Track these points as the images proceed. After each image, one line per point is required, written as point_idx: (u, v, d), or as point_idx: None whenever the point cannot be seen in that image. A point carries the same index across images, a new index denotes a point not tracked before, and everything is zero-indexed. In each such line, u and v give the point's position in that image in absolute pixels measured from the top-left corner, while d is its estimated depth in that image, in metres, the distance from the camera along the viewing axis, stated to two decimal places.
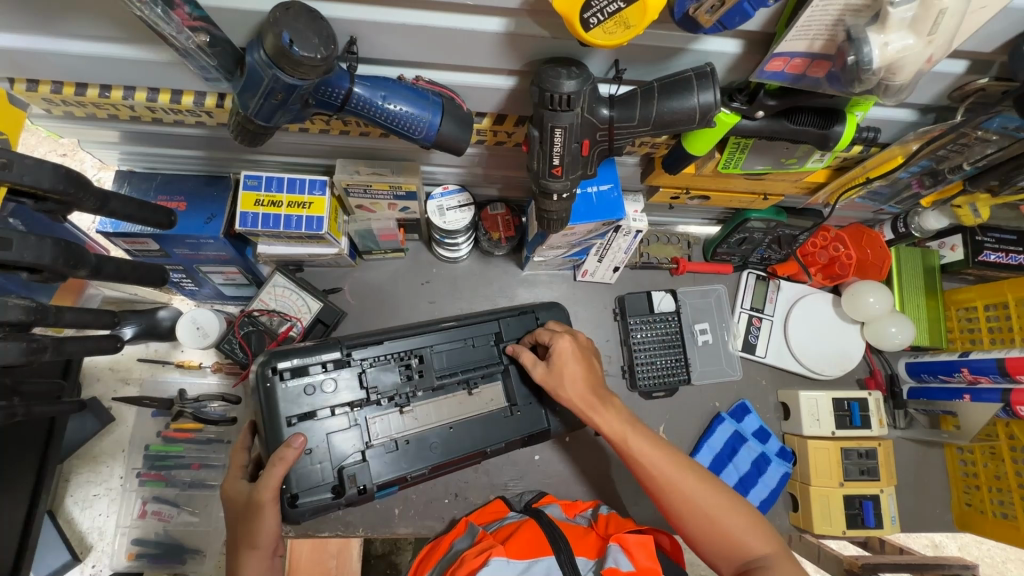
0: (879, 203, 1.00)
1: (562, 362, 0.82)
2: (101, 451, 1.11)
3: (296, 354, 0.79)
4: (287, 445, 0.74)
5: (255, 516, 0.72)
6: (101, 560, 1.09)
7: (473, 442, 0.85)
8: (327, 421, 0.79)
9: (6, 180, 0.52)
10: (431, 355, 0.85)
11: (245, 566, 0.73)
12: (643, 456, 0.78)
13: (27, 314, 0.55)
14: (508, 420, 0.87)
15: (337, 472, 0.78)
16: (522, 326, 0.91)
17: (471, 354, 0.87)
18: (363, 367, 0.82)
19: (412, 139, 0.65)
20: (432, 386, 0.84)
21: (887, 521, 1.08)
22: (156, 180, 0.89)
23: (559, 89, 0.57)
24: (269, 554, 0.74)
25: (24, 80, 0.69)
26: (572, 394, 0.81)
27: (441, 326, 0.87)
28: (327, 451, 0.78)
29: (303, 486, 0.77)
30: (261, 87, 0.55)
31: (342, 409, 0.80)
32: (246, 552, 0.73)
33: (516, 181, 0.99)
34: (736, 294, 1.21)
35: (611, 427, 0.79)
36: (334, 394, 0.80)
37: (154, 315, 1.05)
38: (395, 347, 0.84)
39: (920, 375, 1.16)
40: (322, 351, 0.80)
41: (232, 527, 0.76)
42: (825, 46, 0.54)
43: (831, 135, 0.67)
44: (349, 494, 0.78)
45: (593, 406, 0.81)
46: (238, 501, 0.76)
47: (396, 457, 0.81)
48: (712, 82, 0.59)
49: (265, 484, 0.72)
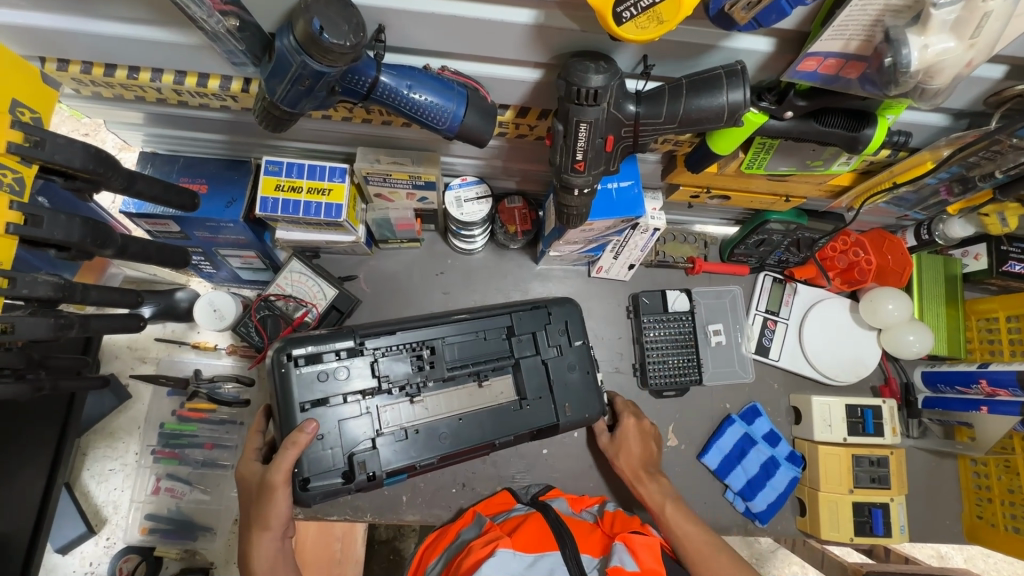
0: (904, 209, 0.98)
1: (623, 438, 1.01)
2: (117, 427, 1.14)
3: (311, 341, 0.79)
4: (300, 429, 0.75)
5: (268, 498, 0.74)
6: (115, 533, 1.11)
7: (483, 434, 0.85)
8: (341, 408, 0.80)
9: (38, 158, 0.53)
10: (443, 347, 0.85)
11: (256, 545, 0.75)
12: (679, 530, 0.90)
13: (55, 291, 0.57)
14: (517, 414, 0.87)
15: (347, 458, 0.79)
16: (535, 320, 0.91)
17: (482, 347, 0.87)
18: (376, 356, 0.82)
19: (436, 129, 0.65)
20: (443, 377, 0.84)
21: (896, 531, 1.07)
22: (179, 163, 0.90)
23: (587, 83, 0.56)
24: (279, 535, 0.76)
25: (55, 59, 0.69)
26: (625, 466, 1.00)
27: (453, 318, 0.87)
28: (339, 437, 0.79)
29: (314, 470, 0.78)
30: (289, 73, 0.56)
31: (354, 397, 0.81)
32: (258, 533, 0.75)
33: (535, 174, 0.99)
34: (752, 296, 1.20)
35: (652, 498, 0.95)
36: (347, 381, 0.81)
37: (171, 297, 1.09)
38: (407, 338, 0.84)
39: (936, 385, 1.14)
40: (336, 339, 0.80)
41: (245, 507, 0.78)
42: (861, 46, 0.53)
43: (861, 138, 0.66)
44: (358, 480, 0.79)
45: (640, 478, 0.98)
46: (251, 482, 0.77)
47: (405, 446, 0.81)
48: (742, 80, 0.58)
49: (277, 467, 0.73)
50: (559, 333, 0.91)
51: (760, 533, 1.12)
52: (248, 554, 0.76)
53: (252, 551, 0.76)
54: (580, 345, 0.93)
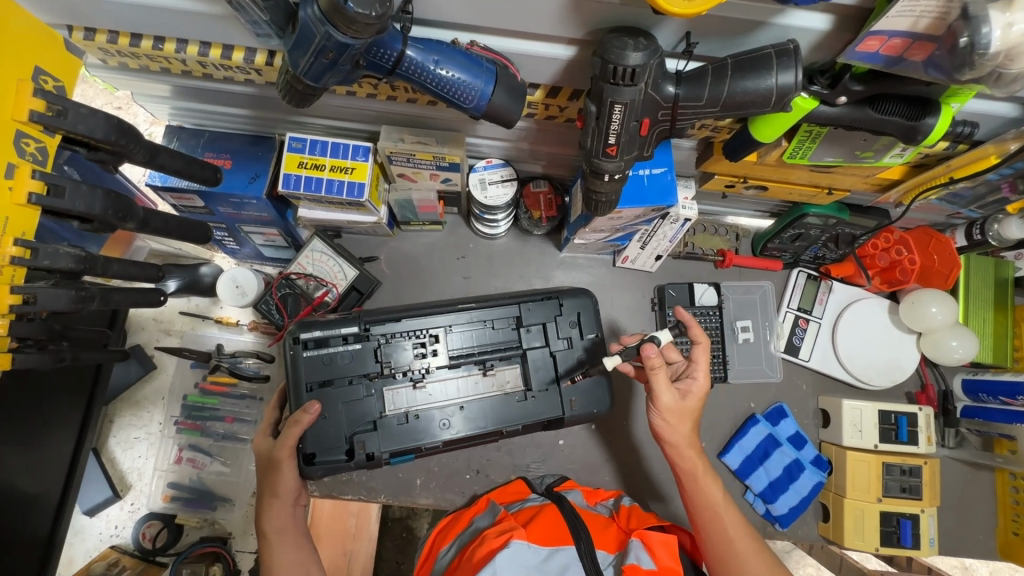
0: (958, 206, 0.92)
1: (692, 401, 0.84)
2: (143, 397, 1.16)
3: (318, 326, 0.80)
4: (304, 410, 0.75)
5: (275, 470, 0.77)
6: (139, 499, 1.13)
7: (486, 422, 0.83)
8: (345, 390, 0.79)
9: (59, 128, 0.52)
10: (448, 335, 0.84)
11: (268, 514, 0.78)
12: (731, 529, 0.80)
13: (77, 263, 0.56)
14: (522, 405, 0.84)
15: (348, 438, 0.79)
16: (545, 311, 0.87)
17: (489, 336, 0.85)
18: (381, 342, 0.81)
19: (462, 108, 0.62)
20: (448, 365, 0.83)
21: (925, 543, 1.03)
22: (204, 137, 0.89)
23: (625, 61, 0.53)
24: (289, 504, 0.78)
25: (82, 28, 0.68)
26: (681, 431, 0.84)
27: (458, 307, 0.85)
28: (343, 417, 0.79)
29: (319, 445, 0.78)
30: (312, 45, 0.53)
31: (358, 380, 0.80)
32: (269, 502, 0.78)
33: (562, 158, 0.96)
34: (784, 292, 1.16)
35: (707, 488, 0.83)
36: (351, 365, 0.80)
37: (196, 271, 1.09)
38: (412, 325, 0.83)
39: (977, 395, 1.08)
40: (343, 325, 0.80)
41: (259, 477, 0.81)
42: (931, 26, 0.48)
43: (920, 128, 0.61)
44: (358, 459, 0.78)
45: (700, 461, 0.84)
46: (262, 456, 0.80)
47: (409, 429, 0.80)
48: (795, 61, 0.54)
49: (282, 442, 0.76)
50: (570, 324, 0.88)
51: (779, 536, 1.09)
52: (260, 522, 0.78)
53: (263, 519, 0.78)
54: (593, 337, 0.89)
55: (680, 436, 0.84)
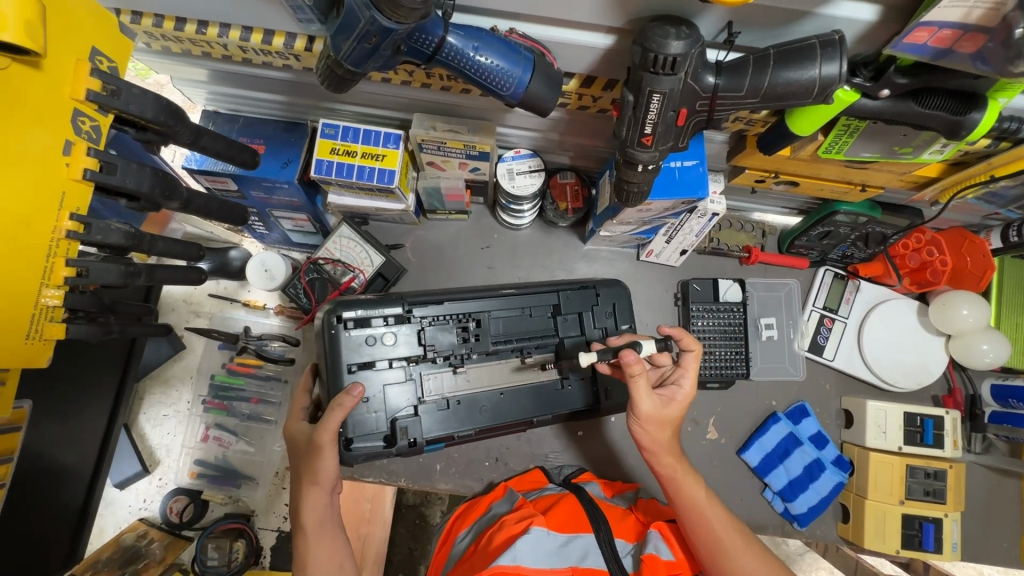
0: (996, 206, 0.90)
1: (672, 409, 0.80)
2: (171, 375, 1.19)
3: (360, 305, 0.79)
4: (346, 392, 0.74)
5: (315, 455, 0.74)
6: (167, 475, 1.16)
7: (521, 410, 0.83)
8: (386, 372, 0.80)
9: (113, 107, 0.54)
10: (488, 321, 0.84)
11: (306, 498, 0.76)
12: (718, 527, 0.79)
13: (126, 239, 0.58)
14: (556, 394, 0.85)
15: (389, 422, 0.79)
16: (582, 300, 0.88)
17: (527, 323, 0.86)
18: (422, 325, 0.82)
19: (499, 95, 0.63)
20: (487, 350, 0.83)
21: (948, 548, 1.02)
22: (239, 122, 0.91)
23: (666, 50, 0.52)
24: (327, 491, 0.76)
25: (130, 12, 0.70)
26: (655, 435, 0.81)
27: (500, 293, 0.85)
28: (382, 401, 0.79)
29: (358, 431, 0.78)
30: (356, 30, 0.54)
31: (399, 363, 0.81)
32: (308, 488, 0.76)
33: (591, 150, 0.96)
34: (809, 290, 1.15)
35: (691, 487, 0.81)
36: (395, 347, 0.81)
37: (225, 255, 1.11)
38: (454, 309, 0.83)
39: (1007, 400, 1.05)
40: (385, 306, 0.80)
41: (293, 462, 0.79)
42: (984, 17, 0.47)
43: (965, 123, 0.60)
44: (400, 445, 0.78)
45: (680, 466, 0.82)
46: (298, 440, 0.78)
47: (446, 416, 0.81)
48: (839, 52, 0.54)
49: (323, 427, 0.73)
50: (605, 315, 0.89)
51: (796, 535, 1.08)
52: (298, 506, 0.77)
53: (301, 502, 0.77)
54: (627, 329, 0.90)
55: (658, 442, 0.82)
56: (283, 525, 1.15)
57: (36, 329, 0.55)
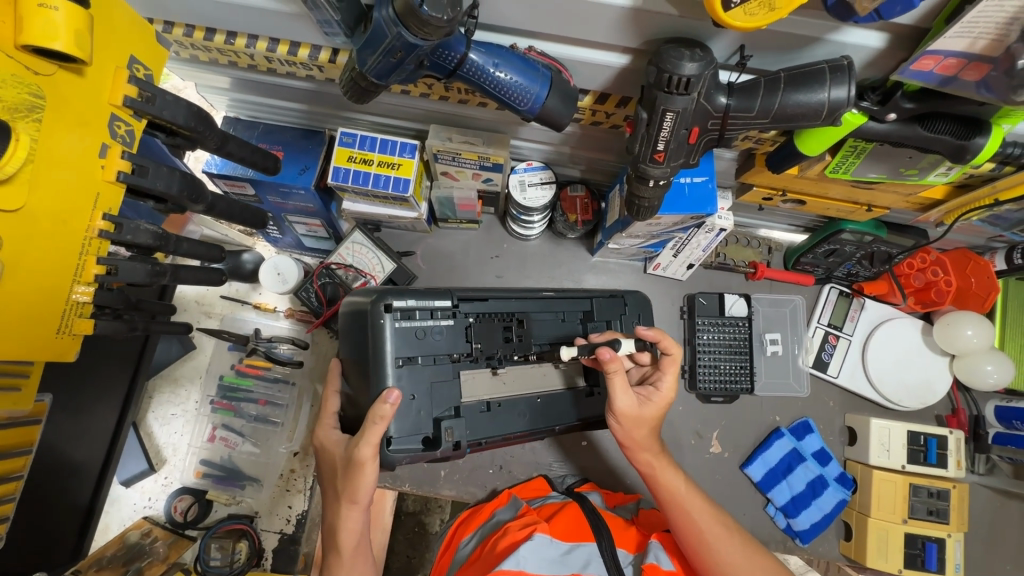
0: (1000, 228, 0.91)
1: (649, 410, 0.79)
2: (181, 374, 1.20)
3: (411, 294, 0.71)
4: (382, 400, 0.65)
5: (355, 471, 0.68)
6: (173, 474, 1.17)
7: (554, 417, 0.79)
8: (433, 369, 0.72)
9: (147, 112, 0.56)
10: (530, 322, 0.79)
11: (344, 516, 0.72)
12: (702, 525, 0.78)
13: (154, 240, 0.61)
14: (585, 401, 0.82)
15: (432, 422, 0.71)
16: (612, 309, 0.86)
17: (561, 328, 0.82)
18: (468, 322, 0.75)
19: (516, 110, 0.65)
20: (529, 353, 0.78)
21: (950, 568, 1.01)
22: (259, 129, 0.93)
23: (680, 70, 0.54)
24: (365, 508, 0.72)
25: (162, 21, 0.73)
26: (632, 433, 0.80)
27: (541, 294, 0.81)
28: (428, 399, 0.71)
29: (401, 430, 0.69)
30: (382, 45, 0.56)
31: (443, 360, 0.73)
32: (345, 506, 0.71)
33: (601, 163, 0.98)
34: (815, 308, 1.16)
35: (669, 483, 0.81)
36: (442, 344, 0.73)
37: (239, 258, 1.15)
38: (500, 307, 0.77)
39: (1011, 422, 1.05)
40: (435, 297, 0.72)
41: (331, 479, 0.74)
42: (988, 47, 0.49)
43: (970, 147, 0.62)
44: (444, 448, 0.70)
45: (657, 459, 0.82)
46: (335, 454, 0.74)
47: (486, 419, 0.74)
48: (847, 77, 0.56)
49: (366, 440, 0.66)
50: (633, 321, 0.87)
51: (797, 552, 1.09)
52: (337, 524, 0.73)
53: (340, 522, 0.73)
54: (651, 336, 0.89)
55: (635, 439, 0.81)
56: (285, 527, 1.16)
57: (66, 324, 0.56)
